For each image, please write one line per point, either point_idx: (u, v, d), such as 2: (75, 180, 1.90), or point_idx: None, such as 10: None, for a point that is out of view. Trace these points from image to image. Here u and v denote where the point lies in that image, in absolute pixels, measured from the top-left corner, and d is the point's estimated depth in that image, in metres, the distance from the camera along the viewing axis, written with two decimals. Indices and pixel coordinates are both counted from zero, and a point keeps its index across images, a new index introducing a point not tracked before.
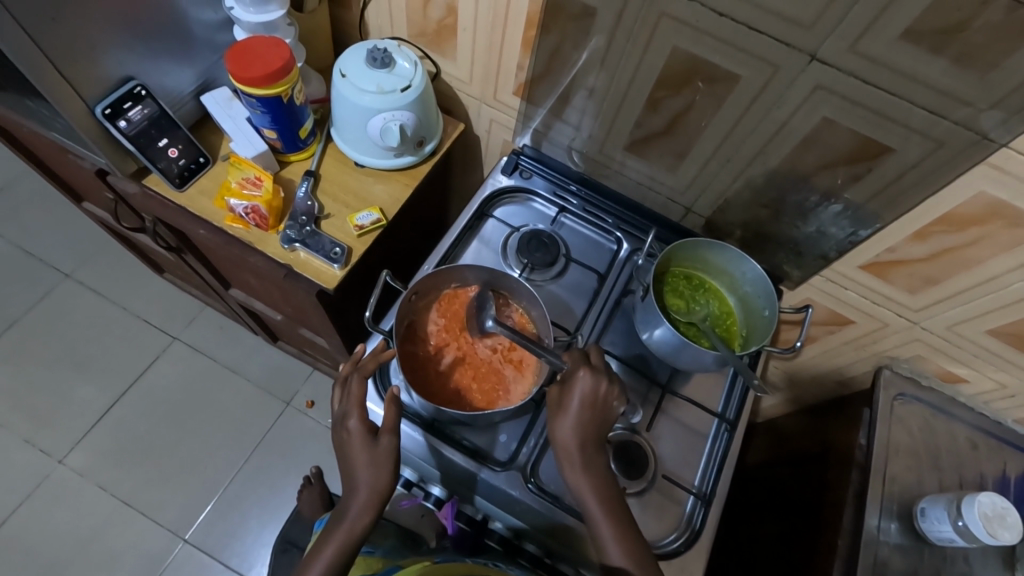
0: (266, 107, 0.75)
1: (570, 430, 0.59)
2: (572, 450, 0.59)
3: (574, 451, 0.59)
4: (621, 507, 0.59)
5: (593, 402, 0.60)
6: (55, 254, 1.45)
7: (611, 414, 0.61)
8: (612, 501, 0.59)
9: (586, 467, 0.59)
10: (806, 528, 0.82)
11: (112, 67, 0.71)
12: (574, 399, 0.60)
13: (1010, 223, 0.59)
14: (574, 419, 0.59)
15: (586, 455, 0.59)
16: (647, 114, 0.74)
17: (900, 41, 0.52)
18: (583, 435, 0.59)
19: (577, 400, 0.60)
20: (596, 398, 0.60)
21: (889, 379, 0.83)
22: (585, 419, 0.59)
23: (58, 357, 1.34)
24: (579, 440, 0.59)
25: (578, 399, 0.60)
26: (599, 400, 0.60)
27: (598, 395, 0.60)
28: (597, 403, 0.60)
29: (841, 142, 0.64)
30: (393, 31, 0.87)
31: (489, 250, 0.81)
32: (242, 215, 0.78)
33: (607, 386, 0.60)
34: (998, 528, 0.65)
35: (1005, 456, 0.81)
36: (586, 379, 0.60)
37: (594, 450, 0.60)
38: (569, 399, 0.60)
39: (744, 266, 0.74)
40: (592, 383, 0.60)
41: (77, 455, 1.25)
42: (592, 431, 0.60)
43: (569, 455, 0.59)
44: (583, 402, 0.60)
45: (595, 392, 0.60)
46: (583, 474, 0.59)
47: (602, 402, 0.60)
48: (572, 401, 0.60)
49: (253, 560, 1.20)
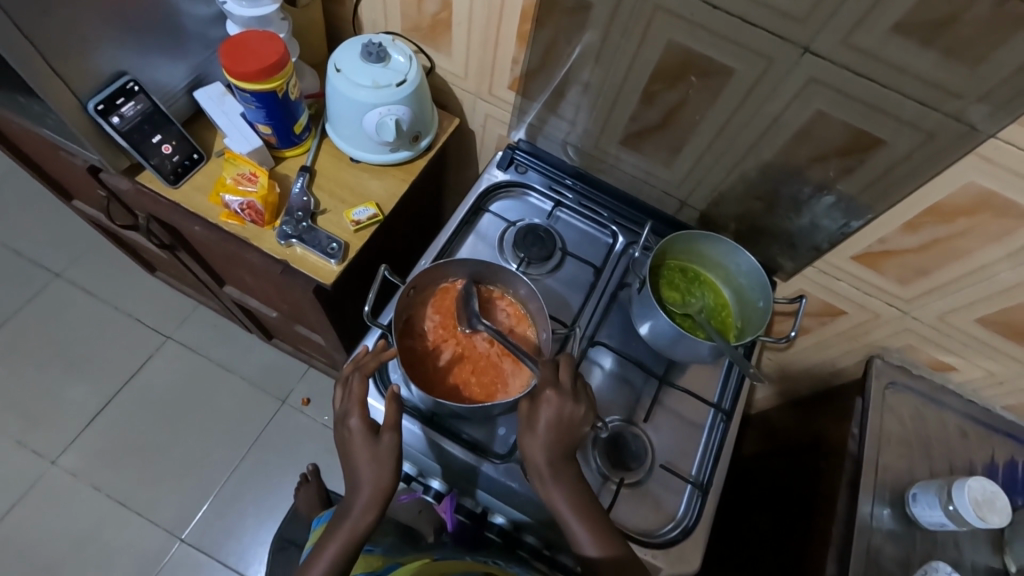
0: (260, 103, 0.74)
1: (539, 449, 0.59)
2: (541, 468, 0.59)
3: (544, 469, 0.59)
4: (596, 511, 0.59)
5: (561, 424, 0.59)
6: (44, 253, 1.43)
7: (580, 435, 0.60)
8: (589, 507, 0.59)
9: (557, 480, 0.59)
10: (802, 517, 0.83)
11: (104, 62, 0.70)
12: (541, 420, 0.59)
13: (998, 213, 0.60)
14: (541, 440, 0.59)
15: (557, 470, 0.59)
16: (642, 107, 0.75)
17: (892, 34, 0.53)
18: (551, 454, 0.59)
19: (544, 422, 0.59)
20: (562, 420, 0.59)
21: (880, 368, 0.84)
22: (553, 441, 0.59)
23: (49, 358, 1.33)
24: (548, 458, 0.59)
25: (544, 421, 0.59)
26: (566, 421, 0.60)
27: (563, 416, 0.60)
28: (563, 425, 0.60)
29: (833, 135, 0.65)
30: (386, 25, 0.87)
31: (486, 244, 0.81)
32: (237, 211, 0.77)
33: (572, 408, 0.60)
34: (988, 511, 0.68)
35: (994, 443, 0.82)
36: (552, 402, 0.60)
37: (563, 463, 0.60)
38: (537, 418, 0.60)
39: (738, 258, 0.75)
40: (558, 405, 0.60)
41: (71, 455, 1.24)
42: (560, 449, 0.59)
43: (539, 471, 0.59)
44: (550, 423, 0.59)
45: (561, 413, 0.59)
46: (555, 487, 0.59)
47: (569, 424, 0.60)
48: (539, 421, 0.59)
49: (251, 558, 1.20)
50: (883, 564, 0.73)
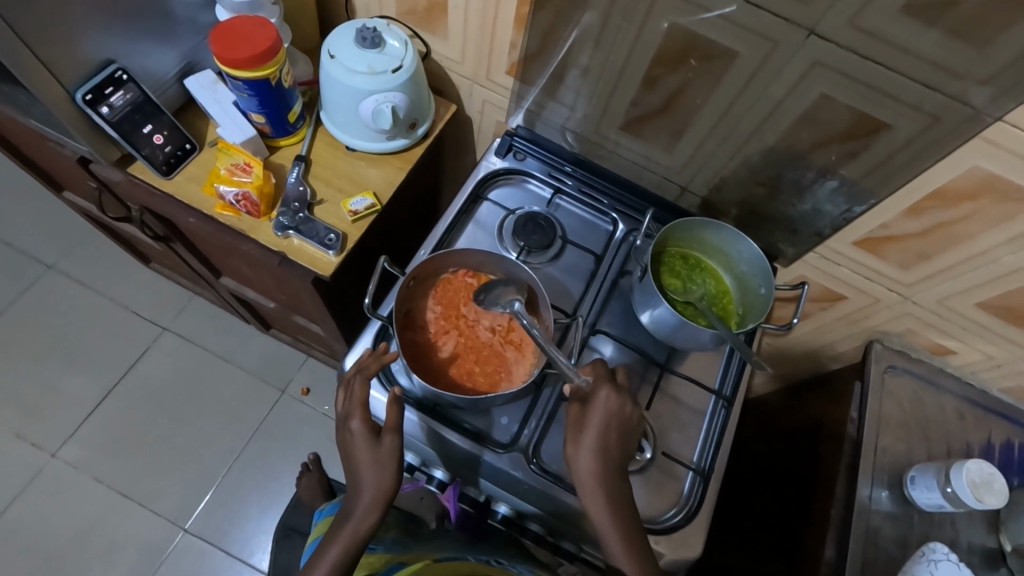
0: (254, 91, 0.73)
1: (589, 447, 0.59)
2: (589, 466, 0.59)
3: (591, 468, 0.59)
4: (628, 513, 0.59)
5: (615, 421, 0.60)
6: (36, 245, 1.41)
7: (628, 433, 0.61)
8: (624, 514, 0.59)
9: (602, 481, 0.59)
10: (801, 499, 0.84)
11: (90, 51, 0.68)
12: (596, 416, 0.60)
13: (1001, 197, 0.60)
14: (594, 433, 0.60)
15: (603, 471, 0.59)
16: (642, 92, 0.74)
17: (899, 15, 0.52)
18: (600, 450, 0.60)
19: (600, 417, 0.60)
20: (617, 418, 0.61)
21: (880, 352, 0.85)
22: (605, 436, 0.60)
23: (45, 351, 1.32)
24: (597, 457, 0.59)
25: (601, 418, 0.60)
26: (620, 421, 0.61)
27: (621, 414, 0.61)
28: (617, 423, 0.61)
29: (837, 119, 0.64)
30: (380, 8, 0.85)
31: (485, 233, 0.80)
32: (232, 202, 0.76)
33: (628, 408, 0.61)
34: (985, 493, 0.68)
35: (991, 425, 0.83)
36: (611, 400, 0.61)
37: (607, 458, 0.60)
38: (591, 415, 0.60)
39: (740, 244, 0.75)
40: (616, 404, 0.61)
41: (70, 448, 1.24)
42: (608, 446, 0.60)
43: (581, 469, 0.59)
44: (605, 420, 0.60)
45: (619, 411, 0.61)
46: (597, 487, 0.59)
47: (623, 422, 0.61)
48: (592, 418, 0.60)
49: (255, 546, 1.21)
50: (880, 545, 0.75)
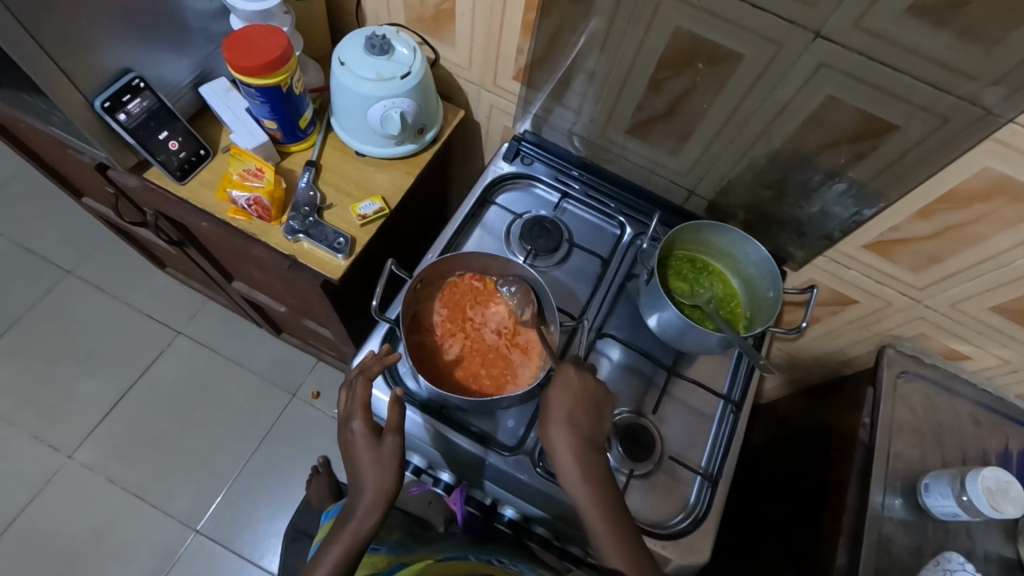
0: (265, 97, 0.74)
1: (563, 432, 0.60)
2: (566, 451, 0.59)
3: (570, 454, 0.59)
4: (621, 510, 0.58)
5: (585, 402, 0.62)
6: (56, 250, 1.44)
7: (601, 416, 0.62)
8: (611, 503, 0.58)
9: (584, 465, 0.59)
10: (811, 506, 0.83)
11: (108, 60, 0.70)
12: (563, 400, 0.61)
13: (1014, 198, 0.59)
14: (565, 411, 0.61)
15: (582, 455, 0.59)
16: (648, 95, 0.74)
17: (906, 16, 0.52)
18: (574, 437, 0.60)
19: (570, 399, 0.61)
20: (586, 398, 0.62)
21: (893, 357, 0.83)
22: (576, 417, 0.61)
23: (64, 354, 1.34)
24: (570, 440, 0.60)
25: (571, 400, 0.61)
26: (590, 401, 0.62)
27: (585, 394, 0.62)
28: (587, 402, 0.62)
29: (844, 120, 0.63)
30: (389, 16, 0.86)
31: (493, 237, 0.80)
32: (244, 207, 0.78)
33: (594, 386, 0.63)
34: (1001, 501, 0.67)
35: (1007, 431, 0.81)
36: (574, 377, 0.62)
37: (591, 449, 0.60)
38: (557, 398, 0.61)
39: (747, 247, 0.74)
40: (581, 383, 0.62)
41: (87, 449, 1.26)
42: (581, 429, 0.60)
43: (561, 456, 0.59)
44: (575, 401, 0.61)
45: (586, 391, 0.62)
46: (580, 472, 0.59)
47: (592, 400, 0.62)
48: (559, 405, 0.61)
49: (265, 549, 1.22)
50: (894, 553, 0.73)
